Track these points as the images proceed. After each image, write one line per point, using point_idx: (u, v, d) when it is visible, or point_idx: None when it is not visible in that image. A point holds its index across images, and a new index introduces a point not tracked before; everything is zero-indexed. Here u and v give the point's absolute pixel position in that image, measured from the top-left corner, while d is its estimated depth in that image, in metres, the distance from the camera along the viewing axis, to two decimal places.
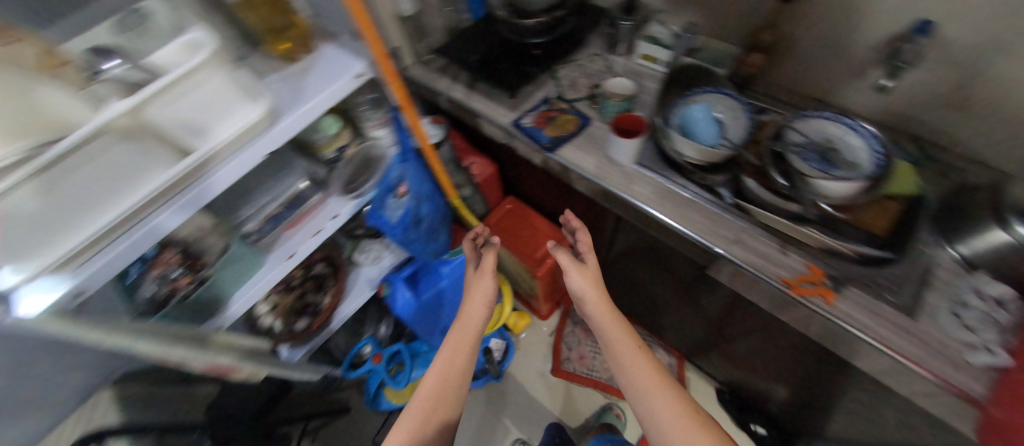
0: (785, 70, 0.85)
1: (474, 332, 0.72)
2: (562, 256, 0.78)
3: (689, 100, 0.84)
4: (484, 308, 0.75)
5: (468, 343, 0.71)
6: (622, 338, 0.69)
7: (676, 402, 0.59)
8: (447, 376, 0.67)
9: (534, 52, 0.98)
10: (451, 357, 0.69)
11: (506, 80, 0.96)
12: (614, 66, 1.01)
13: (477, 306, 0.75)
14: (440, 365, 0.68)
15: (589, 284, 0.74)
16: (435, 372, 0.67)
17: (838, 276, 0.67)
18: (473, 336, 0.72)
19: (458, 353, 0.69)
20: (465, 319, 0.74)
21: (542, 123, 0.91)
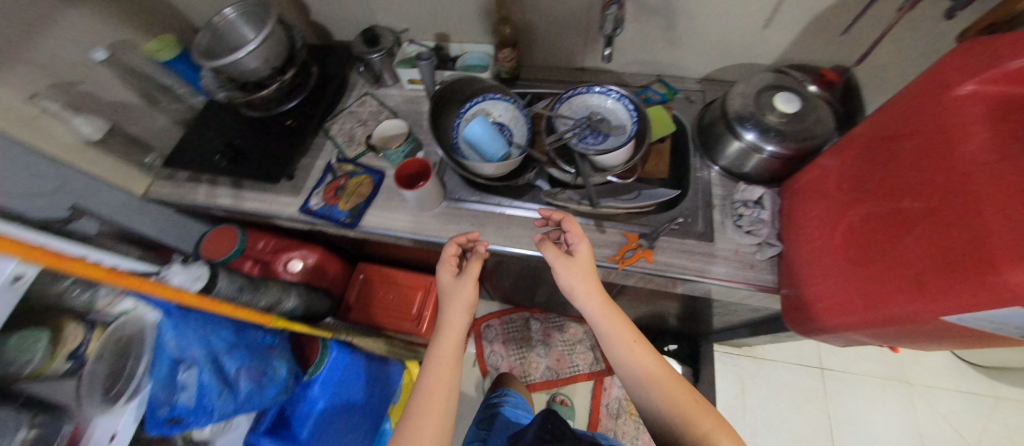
0: (540, 52, 0.89)
1: (453, 382, 0.59)
2: (586, 246, 0.64)
3: (467, 117, 0.79)
4: (456, 351, 0.62)
5: (450, 403, 0.57)
6: (621, 323, 0.62)
7: (668, 387, 0.56)
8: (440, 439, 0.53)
9: (290, 122, 0.85)
10: (433, 423, 0.54)
11: (269, 168, 0.81)
12: (387, 101, 0.92)
13: (449, 352, 0.61)
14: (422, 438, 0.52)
15: (587, 274, 0.62)
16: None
17: (651, 233, 0.70)
18: (450, 387, 0.58)
19: (436, 423, 0.54)
20: (435, 370, 0.59)
21: (327, 199, 0.79)
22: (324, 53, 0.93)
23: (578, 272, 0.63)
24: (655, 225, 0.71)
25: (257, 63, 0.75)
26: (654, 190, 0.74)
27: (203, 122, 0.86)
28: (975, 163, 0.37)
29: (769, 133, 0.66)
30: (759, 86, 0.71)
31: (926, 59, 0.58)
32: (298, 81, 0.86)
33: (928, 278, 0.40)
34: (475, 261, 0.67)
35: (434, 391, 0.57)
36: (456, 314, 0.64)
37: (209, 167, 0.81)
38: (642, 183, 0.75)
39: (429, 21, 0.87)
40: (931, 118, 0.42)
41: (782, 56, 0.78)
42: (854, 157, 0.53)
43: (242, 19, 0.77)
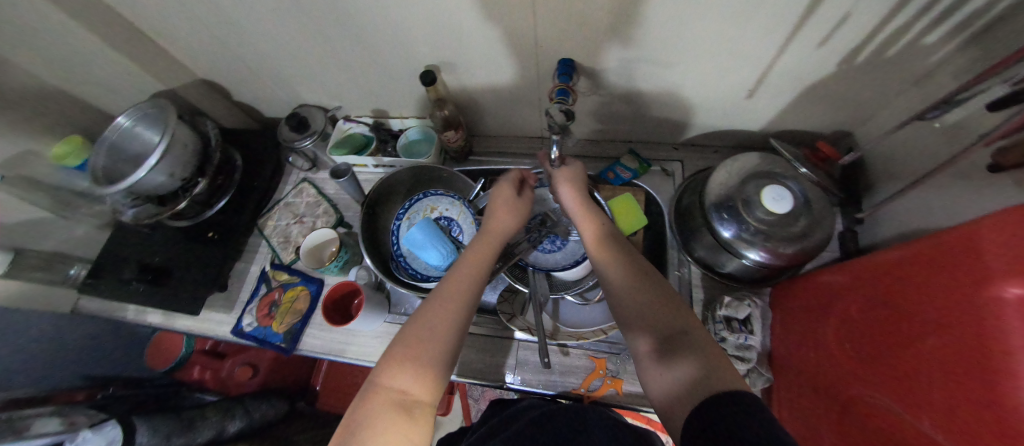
0: (492, 124, 0.78)
1: (460, 307, 0.45)
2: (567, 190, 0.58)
3: (407, 216, 0.70)
4: (480, 268, 0.50)
5: (452, 327, 0.44)
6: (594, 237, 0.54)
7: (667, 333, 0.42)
8: (408, 355, 0.41)
9: (211, 234, 0.74)
10: (421, 359, 0.41)
11: (191, 299, 0.70)
12: (326, 188, 0.82)
13: (468, 278, 0.48)
14: (411, 359, 0.41)
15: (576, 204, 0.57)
16: (396, 382, 0.39)
17: (619, 355, 0.61)
18: (461, 309, 0.45)
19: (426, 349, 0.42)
20: (445, 287, 0.47)
21: (256, 322, 0.71)
22: (251, 138, 0.83)
23: (573, 195, 0.58)
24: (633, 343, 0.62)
25: (161, 178, 0.66)
26: None
27: (121, 235, 0.77)
28: (1014, 410, 0.27)
29: (750, 233, 0.57)
30: (739, 172, 0.62)
31: (933, 149, 0.50)
32: (219, 181, 0.76)
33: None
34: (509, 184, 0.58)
35: (428, 317, 0.44)
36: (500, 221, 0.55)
37: (126, 294, 0.72)
38: None
39: (367, 101, 0.77)
40: (966, 303, 0.32)
41: (771, 120, 0.68)
42: (869, 298, 0.44)
43: (140, 125, 0.70)
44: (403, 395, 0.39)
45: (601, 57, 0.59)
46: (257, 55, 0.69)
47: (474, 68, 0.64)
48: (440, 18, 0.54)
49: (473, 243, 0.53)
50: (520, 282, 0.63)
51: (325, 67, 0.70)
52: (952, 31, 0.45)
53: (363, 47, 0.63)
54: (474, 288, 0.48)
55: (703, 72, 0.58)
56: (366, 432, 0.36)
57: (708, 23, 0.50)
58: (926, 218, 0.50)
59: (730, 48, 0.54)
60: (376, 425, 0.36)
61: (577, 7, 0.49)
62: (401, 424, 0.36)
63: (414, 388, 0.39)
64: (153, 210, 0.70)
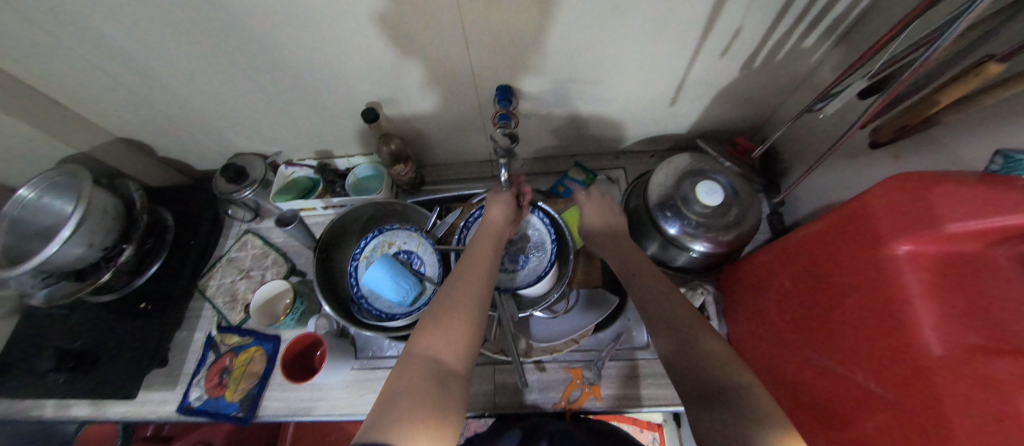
0: (442, 153, 0.79)
1: (478, 290, 0.46)
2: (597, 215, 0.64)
3: (364, 255, 0.68)
4: (488, 254, 0.53)
5: (474, 304, 0.45)
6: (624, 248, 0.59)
7: (678, 329, 0.44)
8: (435, 328, 0.41)
9: (143, 305, 0.67)
10: (452, 330, 0.41)
11: (124, 381, 0.63)
12: (273, 237, 0.78)
13: (480, 263, 0.51)
14: (443, 330, 0.41)
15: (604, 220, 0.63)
16: (432, 349, 0.39)
17: (594, 362, 0.63)
18: (475, 303, 0.45)
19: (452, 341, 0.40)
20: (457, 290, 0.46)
21: (207, 394, 0.65)
22: (183, 195, 0.77)
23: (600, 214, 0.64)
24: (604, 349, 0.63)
25: (78, 250, 0.60)
26: (591, 305, 0.66)
27: (29, 320, 0.67)
28: (923, 350, 0.31)
29: (692, 227, 0.61)
30: (674, 172, 0.67)
31: (826, 135, 0.58)
32: (148, 244, 0.70)
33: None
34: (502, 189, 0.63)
35: (450, 296, 0.45)
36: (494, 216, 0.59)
37: (41, 389, 0.62)
38: (579, 298, 0.67)
39: (309, 142, 0.76)
40: (868, 264, 0.37)
41: (695, 123, 0.75)
42: (795, 270, 0.49)
43: (48, 195, 0.63)
44: (438, 363, 0.38)
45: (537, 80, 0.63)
46: (182, 108, 0.65)
47: (416, 101, 0.65)
48: (376, 57, 0.55)
49: (477, 235, 0.56)
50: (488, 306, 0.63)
51: (260, 114, 0.68)
52: (822, 35, 0.54)
53: (299, 91, 0.62)
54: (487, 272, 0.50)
55: (629, 86, 0.64)
56: (408, 395, 0.34)
57: (626, 42, 0.55)
58: (832, 194, 0.57)
59: (650, 63, 0.59)
60: (418, 387, 0.35)
61: (507, 38, 0.53)
62: (440, 409, 0.34)
63: (448, 356, 0.39)
64: (65, 287, 0.63)
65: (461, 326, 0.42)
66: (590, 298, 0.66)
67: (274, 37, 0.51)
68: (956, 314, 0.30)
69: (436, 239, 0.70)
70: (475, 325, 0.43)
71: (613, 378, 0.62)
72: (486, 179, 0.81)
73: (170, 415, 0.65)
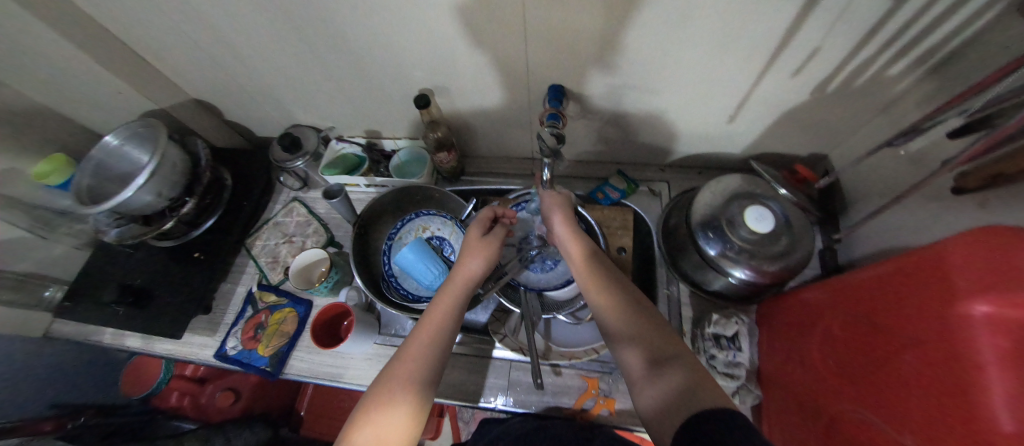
0: (484, 146, 0.80)
1: (423, 370, 0.45)
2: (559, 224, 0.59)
3: (399, 236, 0.70)
4: (446, 321, 0.50)
5: (416, 388, 0.43)
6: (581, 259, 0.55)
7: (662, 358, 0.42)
8: (368, 418, 0.40)
9: (197, 254, 0.73)
10: (384, 427, 0.40)
11: (173, 321, 0.68)
12: (317, 207, 0.82)
13: (435, 330, 0.48)
14: (376, 423, 0.40)
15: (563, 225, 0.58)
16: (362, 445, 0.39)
17: (611, 374, 0.62)
18: (438, 334, 0.48)
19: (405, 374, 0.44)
20: (398, 371, 0.44)
21: (238, 348, 0.69)
22: (242, 158, 0.83)
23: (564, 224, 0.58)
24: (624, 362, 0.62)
25: (148, 197, 0.65)
26: None
27: (101, 255, 0.75)
28: (988, 426, 0.28)
29: (734, 251, 0.59)
30: (723, 193, 0.64)
31: (900, 173, 0.53)
32: (207, 201, 0.74)
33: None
34: (477, 227, 0.58)
35: (389, 379, 0.44)
36: (469, 266, 0.55)
37: (105, 317, 0.69)
38: None
39: (361, 121, 0.79)
40: (938, 320, 0.33)
41: (751, 144, 0.71)
42: (850, 313, 0.45)
43: (128, 144, 0.70)
44: None
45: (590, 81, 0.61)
46: (252, 77, 0.70)
47: (468, 92, 0.66)
48: (437, 46, 0.56)
49: (440, 293, 0.53)
50: (512, 303, 0.63)
51: (320, 89, 0.71)
52: (913, 63, 0.49)
53: (359, 71, 0.64)
54: (440, 344, 0.47)
55: (687, 98, 0.61)
56: None
57: (691, 53, 0.53)
58: (899, 237, 0.53)
59: (710, 77, 0.57)
60: None
61: (566, 37, 0.52)
62: None
63: None
64: (134, 228, 0.69)
65: (420, 359, 0.46)
66: None
67: (344, 17, 0.54)
68: None
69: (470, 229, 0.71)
70: (414, 415, 0.42)
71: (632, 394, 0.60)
72: (525, 176, 0.81)
73: (208, 359, 0.71)
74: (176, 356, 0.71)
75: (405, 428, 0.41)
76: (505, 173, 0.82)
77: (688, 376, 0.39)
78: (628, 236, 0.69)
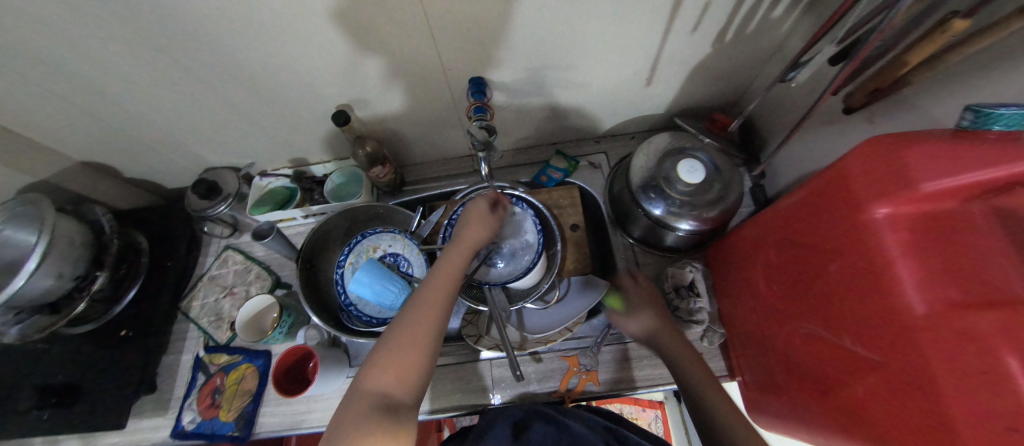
0: (420, 151, 0.78)
1: (439, 314, 0.46)
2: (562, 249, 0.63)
3: (349, 261, 0.67)
4: (458, 272, 0.51)
5: (430, 333, 0.45)
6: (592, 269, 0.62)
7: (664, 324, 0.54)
8: (385, 359, 0.42)
9: (123, 332, 0.65)
10: (402, 367, 0.42)
11: (111, 411, 0.61)
12: (255, 250, 0.76)
13: (448, 282, 0.49)
14: (394, 363, 0.42)
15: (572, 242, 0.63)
16: (379, 384, 0.41)
17: (589, 348, 0.63)
18: (437, 321, 0.46)
19: (408, 363, 0.42)
20: (414, 316, 0.45)
21: (196, 421, 0.63)
22: (154, 216, 0.75)
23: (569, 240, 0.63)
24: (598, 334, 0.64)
25: (48, 282, 0.57)
26: (583, 293, 0.66)
27: (4, 358, 0.65)
28: (907, 313, 0.32)
29: (677, 206, 0.62)
30: (655, 153, 0.67)
31: (799, 106, 0.58)
32: (122, 271, 0.67)
33: (870, 414, 0.36)
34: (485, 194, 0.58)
35: (409, 319, 0.45)
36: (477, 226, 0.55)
37: (25, 427, 0.60)
38: (572, 287, 0.66)
39: (282, 150, 0.73)
40: (849, 230, 0.37)
41: (672, 101, 0.75)
42: (781, 241, 0.49)
43: (7, 228, 0.61)
44: (383, 401, 0.40)
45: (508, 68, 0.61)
46: (142, 125, 0.63)
47: (387, 100, 0.63)
48: (343, 58, 0.53)
49: (451, 246, 0.53)
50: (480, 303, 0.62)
51: (226, 124, 0.65)
52: (791, 3, 0.53)
53: (264, 98, 0.60)
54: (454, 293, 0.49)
55: (603, 68, 0.63)
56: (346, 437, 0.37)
57: (595, 24, 0.54)
58: (809, 163, 0.58)
59: (620, 45, 0.59)
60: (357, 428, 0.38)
61: (471, 28, 0.51)
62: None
63: (394, 393, 0.41)
64: (38, 321, 0.60)
65: (437, 306, 0.47)
66: (582, 286, 0.66)
67: (229, 41, 0.49)
68: (933, 273, 0.31)
69: (422, 239, 0.69)
70: (428, 353, 0.44)
71: (609, 362, 0.62)
72: (468, 173, 0.80)
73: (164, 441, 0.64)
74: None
75: (420, 372, 0.43)
76: (447, 174, 0.80)
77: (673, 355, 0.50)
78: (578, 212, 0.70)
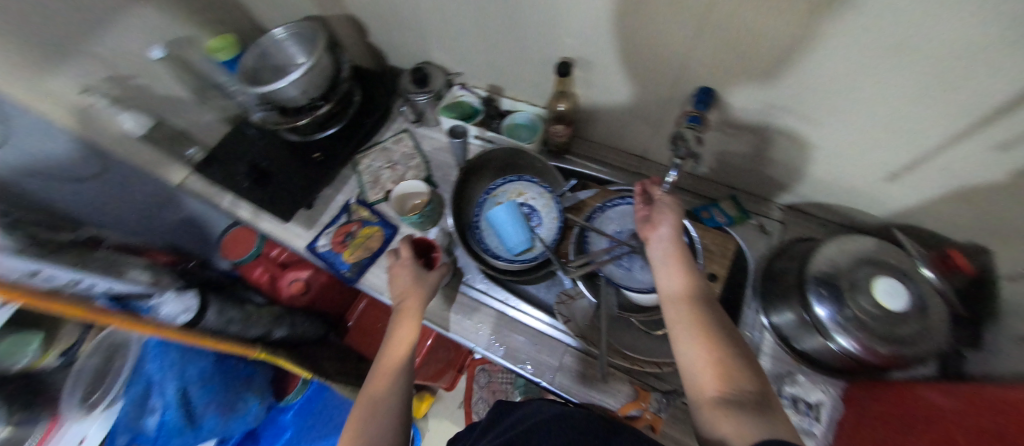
0: (599, 131, 0.78)
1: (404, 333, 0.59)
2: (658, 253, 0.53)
3: (495, 193, 0.72)
4: (414, 300, 0.61)
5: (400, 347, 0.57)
6: (680, 292, 0.49)
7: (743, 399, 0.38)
8: (370, 379, 0.55)
9: (316, 155, 0.80)
10: (379, 380, 0.55)
11: (281, 206, 0.76)
12: (423, 144, 0.86)
13: (406, 307, 0.61)
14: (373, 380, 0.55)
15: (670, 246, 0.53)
16: (367, 394, 0.54)
17: (667, 394, 0.60)
18: (401, 339, 0.58)
19: (382, 379, 0.54)
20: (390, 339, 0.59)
21: (324, 246, 0.77)
22: (372, 80, 0.88)
23: (667, 252, 0.53)
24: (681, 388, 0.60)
25: (294, 93, 0.71)
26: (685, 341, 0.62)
27: (240, 132, 0.85)
28: None
29: (847, 319, 0.53)
30: (852, 254, 0.58)
31: None
32: (336, 110, 0.80)
33: None
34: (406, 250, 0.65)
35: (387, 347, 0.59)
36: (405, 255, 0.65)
37: (232, 186, 0.79)
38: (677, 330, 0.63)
39: (489, 74, 0.80)
40: None
41: (902, 211, 0.63)
42: (971, 426, 0.40)
43: (290, 41, 0.77)
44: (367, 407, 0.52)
45: (746, 94, 0.57)
46: (407, 5, 0.72)
47: (609, 73, 0.64)
48: (605, 18, 0.55)
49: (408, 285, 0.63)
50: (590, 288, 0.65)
51: (465, 33, 0.72)
52: None
53: (511, 25, 0.65)
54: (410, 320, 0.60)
55: (852, 139, 0.55)
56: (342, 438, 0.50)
57: (885, 92, 0.47)
58: None
59: (889, 125, 0.51)
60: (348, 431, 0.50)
61: (746, 42, 0.48)
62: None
63: (376, 399, 0.52)
64: (276, 116, 0.77)
65: (400, 326, 0.59)
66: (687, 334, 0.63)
67: None
68: None
69: (564, 208, 0.70)
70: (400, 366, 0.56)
71: (678, 421, 0.58)
72: (629, 171, 0.78)
73: (299, 248, 0.79)
74: (274, 236, 0.80)
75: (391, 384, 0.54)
76: (611, 163, 0.79)
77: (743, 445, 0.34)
78: (722, 266, 0.65)
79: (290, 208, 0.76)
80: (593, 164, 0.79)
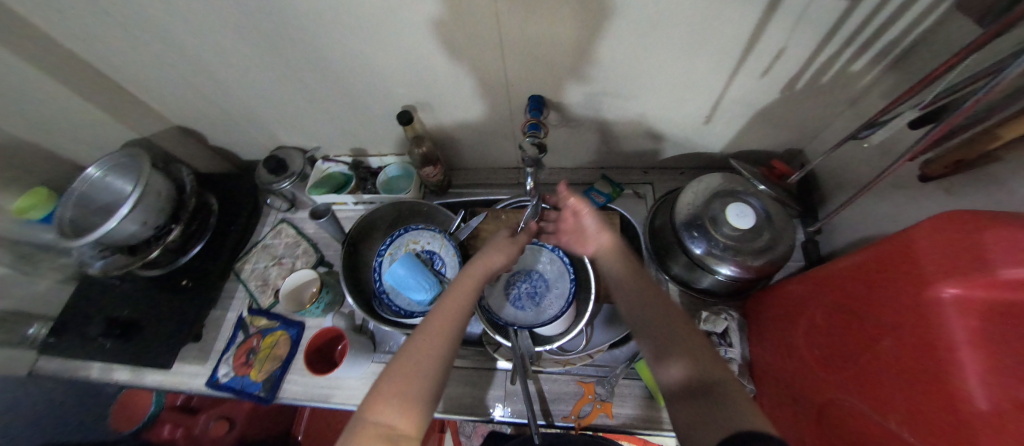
0: (470, 157, 0.81)
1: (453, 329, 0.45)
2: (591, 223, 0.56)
3: (389, 251, 0.71)
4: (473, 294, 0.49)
5: (444, 347, 0.42)
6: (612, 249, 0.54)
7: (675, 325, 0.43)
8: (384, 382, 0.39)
9: (184, 281, 0.72)
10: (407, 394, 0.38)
11: (160, 352, 0.67)
12: (306, 228, 0.83)
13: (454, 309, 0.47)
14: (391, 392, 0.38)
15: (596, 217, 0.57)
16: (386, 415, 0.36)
17: (607, 378, 0.62)
18: (446, 343, 0.43)
19: (408, 386, 0.38)
20: (417, 342, 0.42)
21: (225, 373, 0.68)
22: (229, 181, 0.83)
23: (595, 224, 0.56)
24: (620, 364, 0.63)
25: (133, 227, 0.64)
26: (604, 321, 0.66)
27: (86, 288, 0.74)
28: (969, 404, 0.29)
29: (719, 249, 0.60)
30: (705, 191, 0.65)
31: (866, 167, 0.56)
32: (194, 226, 0.75)
33: None
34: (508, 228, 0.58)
35: (412, 348, 0.42)
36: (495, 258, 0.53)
37: (93, 352, 0.68)
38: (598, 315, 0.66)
39: (348, 139, 0.79)
40: (909, 308, 0.34)
41: (729, 142, 0.73)
42: (825, 308, 0.47)
43: (111, 175, 0.69)
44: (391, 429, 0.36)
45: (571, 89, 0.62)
46: (230, 97, 0.69)
47: (450, 106, 0.67)
48: (416, 63, 0.57)
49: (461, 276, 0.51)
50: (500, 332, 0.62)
51: (305, 110, 0.71)
52: (874, 59, 0.51)
53: (342, 90, 0.65)
54: (462, 314, 0.46)
55: (666, 99, 0.63)
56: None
57: (669, 57, 0.55)
58: (873, 226, 0.55)
59: (686, 80, 0.59)
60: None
61: (546, 49, 0.53)
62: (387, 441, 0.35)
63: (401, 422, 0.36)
64: (119, 258, 0.68)
65: (448, 324, 0.45)
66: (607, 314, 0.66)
67: (321, 37, 0.54)
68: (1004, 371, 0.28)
69: (459, 241, 0.71)
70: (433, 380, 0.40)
71: (627, 397, 0.61)
72: (510, 184, 0.83)
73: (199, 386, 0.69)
74: (165, 385, 0.70)
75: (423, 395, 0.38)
76: (492, 183, 0.84)
77: (716, 383, 0.36)
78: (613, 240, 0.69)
79: (173, 349, 0.68)
80: (476, 189, 0.83)
